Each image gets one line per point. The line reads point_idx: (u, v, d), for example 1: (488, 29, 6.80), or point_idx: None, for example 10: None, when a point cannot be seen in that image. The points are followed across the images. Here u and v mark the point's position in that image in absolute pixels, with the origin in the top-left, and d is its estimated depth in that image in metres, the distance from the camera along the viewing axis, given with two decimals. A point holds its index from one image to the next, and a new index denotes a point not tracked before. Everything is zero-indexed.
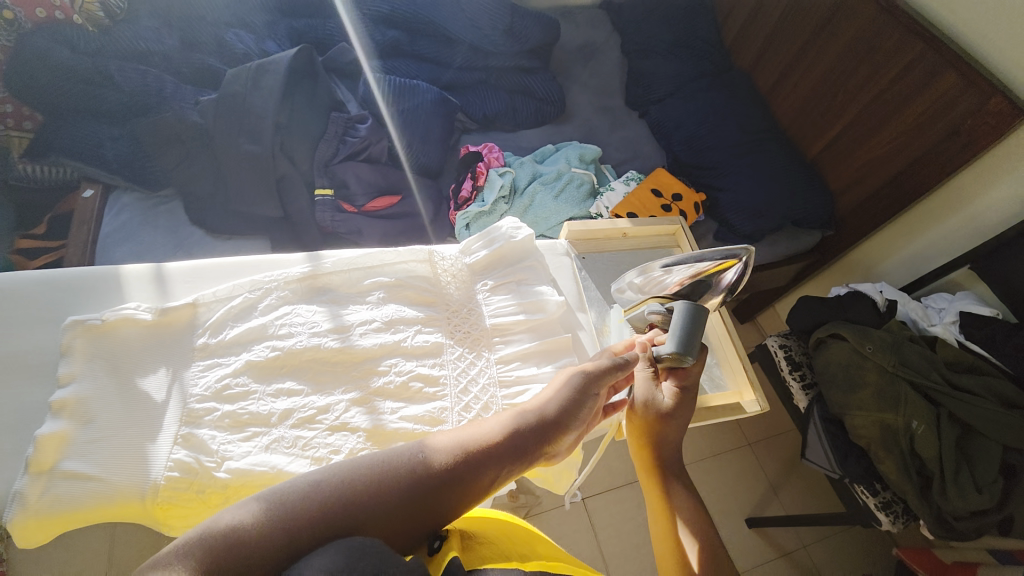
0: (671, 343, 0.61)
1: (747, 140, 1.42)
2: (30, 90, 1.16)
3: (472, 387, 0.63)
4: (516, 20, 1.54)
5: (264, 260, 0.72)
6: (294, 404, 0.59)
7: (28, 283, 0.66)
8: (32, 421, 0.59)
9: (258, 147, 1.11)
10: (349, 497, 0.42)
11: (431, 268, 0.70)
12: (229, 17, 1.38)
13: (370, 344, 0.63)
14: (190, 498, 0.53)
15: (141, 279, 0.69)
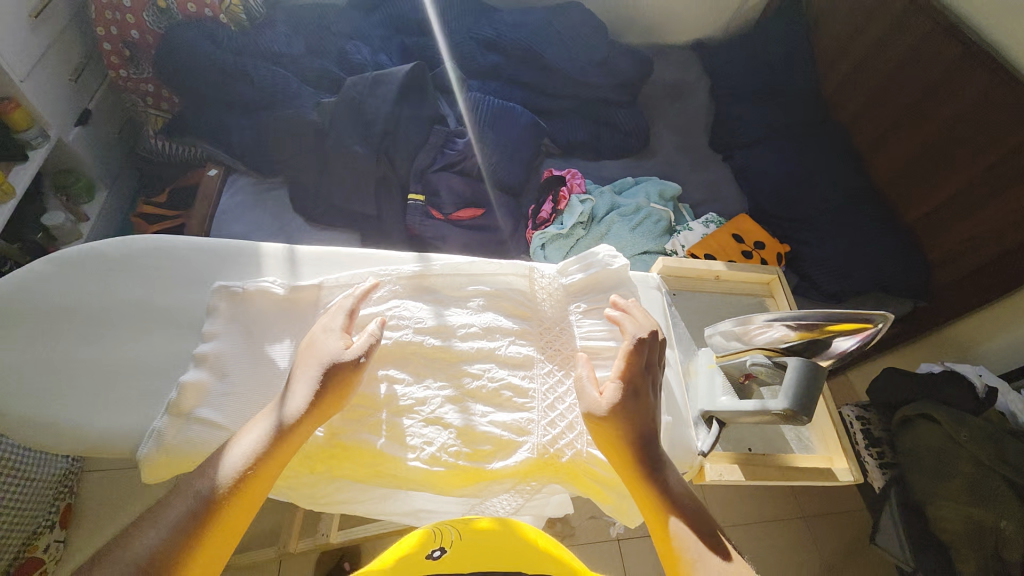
0: (783, 399, 0.58)
1: (838, 197, 1.37)
2: (179, 79, 1.32)
3: (561, 405, 0.64)
4: (613, 55, 1.58)
5: (369, 254, 0.75)
6: (396, 391, 0.61)
7: (171, 241, 0.70)
8: (151, 370, 0.63)
9: (366, 150, 1.21)
10: (219, 489, 0.50)
11: (529, 283, 0.72)
12: (350, 29, 1.51)
13: (468, 347, 0.65)
14: (300, 461, 0.58)
15: (276, 257, 0.72)
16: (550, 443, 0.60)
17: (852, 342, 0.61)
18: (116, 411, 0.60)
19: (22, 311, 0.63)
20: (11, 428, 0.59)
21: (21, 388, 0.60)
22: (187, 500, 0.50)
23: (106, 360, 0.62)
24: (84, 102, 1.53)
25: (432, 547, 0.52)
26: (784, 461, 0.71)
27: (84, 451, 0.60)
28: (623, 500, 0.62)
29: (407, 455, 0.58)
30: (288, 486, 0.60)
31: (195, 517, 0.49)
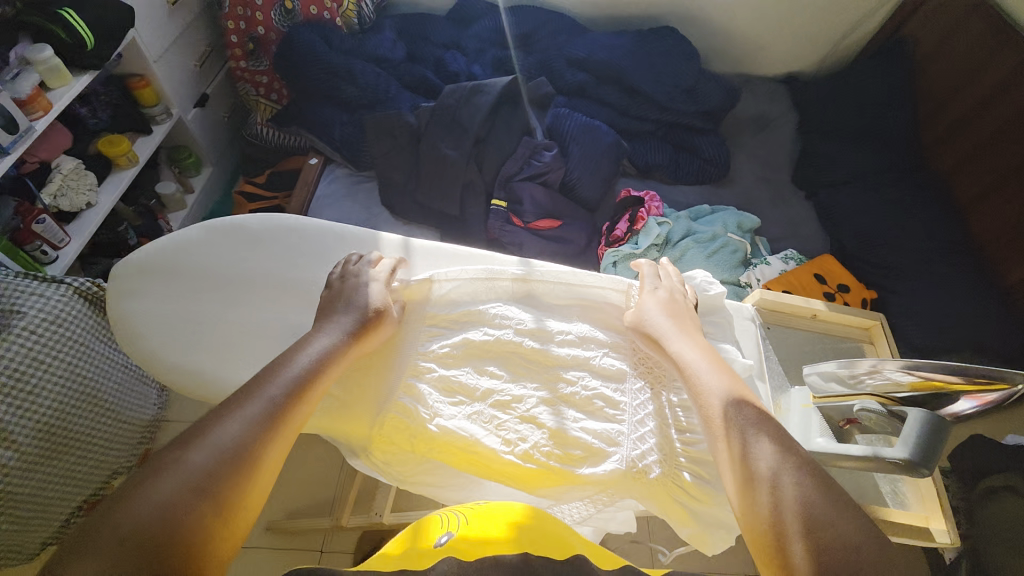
0: (902, 449, 0.56)
1: (932, 249, 1.31)
2: (293, 73, 1.44)
3: (647, 425, 0.65)
4: (702, 82, 1.57)
5: (477, 254, 0.81)
6: (495, 385, 0.67)
7: (311, 225, 0.79)
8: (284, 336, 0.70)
9: (457, 154, 1.27)
10: (266, 415, 0.54)
11: (625, 298, 0.75)
12: (448, 40, 1.59)
13: (564, 353, 0.69)
14: (402, 439, 0.64)
15: (393, 247, 0.80)
16: (631, 458, 0.63)
17: (975, 405, 0.57)
18: (244, 370, 0.68)
19: (180, 270, 0.73)
20: (160, 371, 0.68)
21: (173, 337, 0.69)
22: (261, 402, 0.55)
23: (247, 322, 0.71)
24: (204, 87, 1.65)
25: (440, 536, 0.55)
26: (875, 512, 0.73)
27: (215, 401, 0.68)
28: (704, 525, 0.63)
29: (501, 448, 0.63)
30: (385, 459, 0.66)
31: (270, 415, 0.54)
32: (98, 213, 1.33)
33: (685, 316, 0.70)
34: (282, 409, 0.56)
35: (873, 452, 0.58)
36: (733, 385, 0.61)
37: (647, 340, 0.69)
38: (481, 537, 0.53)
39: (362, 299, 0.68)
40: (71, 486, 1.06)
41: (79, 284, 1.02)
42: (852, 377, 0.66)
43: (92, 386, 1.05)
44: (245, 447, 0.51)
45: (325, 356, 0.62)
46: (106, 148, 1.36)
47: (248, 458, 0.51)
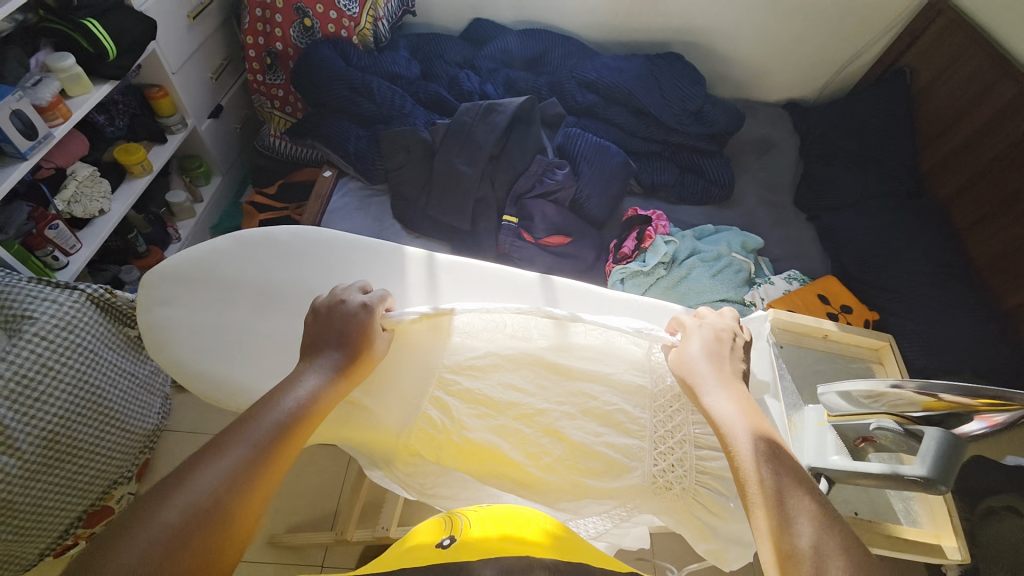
0: (921, 467, 0.57)
1: (932, 272, 1.34)
2: (310, 88, 1.47)
3: (668, 440, 0.67)
4: (707, 106, 1.62)
5: (502, 272, 0.84)
6: (518, 398, 0.69)
7: (342, 239, 0.82)
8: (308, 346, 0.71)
9: (471, 170, 1.30)
10: (248, 460, 0.49)
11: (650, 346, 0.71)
12: (461, 60, 1.63)
13: (586, 368, 0.71)
14: (429, 449, 0.67)
15: (417, 261, 0.83)
16: (650, 472, 0.65)
17: (985, 427, 0.60)
18: (271, 379, 0.69)
19: (211, 279, 0.75)
20: (188, 378, 0.69)
21: (200, 345, 0.70)
22: (243, 447, 0.50)
23: (274, 332, 0.72)
24: (219, 98, 1.68)
25: (443, 537, 0.54)
26: (891, 531, 0.75)
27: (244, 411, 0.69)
28: (722, 541, 0.65)
29: (524, 459, 0.67)
30: (407, 470, 0.69)
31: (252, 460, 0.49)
32: (110, 220, 1.34)
33: (721, 365, 0.64)
34: (267, 453, 0.50)
35: (894, 471, 0.59)
36: (767, 436, 0.56)
37: (683, 384, 0.64)
38: (520, 538, 0.53)
39: (347, 329, 0.62)
40: (71, 496, 1.01)
41: (92, 291, 1.02)
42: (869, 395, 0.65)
43: (98, 393, 1.02)
44: (225, 499, 0.46)
45: (315, 395, 0.56)
46: (122, 156, 1.38)
47: (228, 511, 0.46)
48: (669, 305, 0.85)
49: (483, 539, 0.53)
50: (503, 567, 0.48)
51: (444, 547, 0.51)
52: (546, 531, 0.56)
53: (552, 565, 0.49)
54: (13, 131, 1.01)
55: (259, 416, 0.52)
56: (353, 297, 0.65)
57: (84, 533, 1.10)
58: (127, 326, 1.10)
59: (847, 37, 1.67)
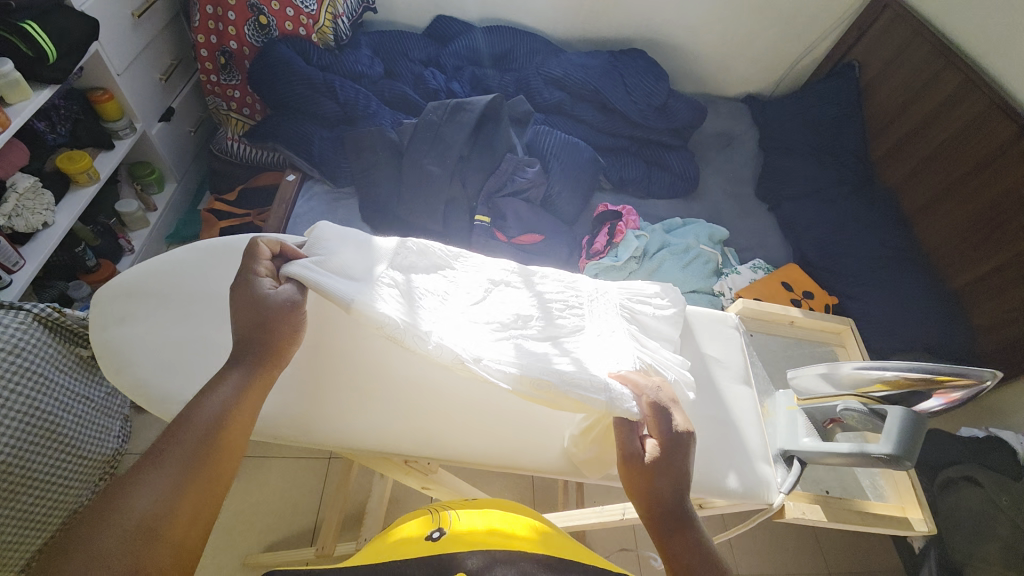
0: (886, 445, 0.61)
1: (883, 255, 1.42)
2: (269, 88, 1.41)
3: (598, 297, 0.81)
4: (671, 101, 1.65)
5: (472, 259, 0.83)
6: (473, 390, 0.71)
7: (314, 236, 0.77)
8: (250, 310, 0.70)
9: (440, 169, 1.29)
10: (172, 471, 0.47)
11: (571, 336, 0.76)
12: (426, 59, 1.61)
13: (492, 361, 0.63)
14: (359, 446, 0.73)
15: None
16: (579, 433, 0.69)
17: (943, 404, 0.64)
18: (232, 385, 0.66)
19: (168, 292, 0.69)
20: (152, 402, 0.63)
21: (162, 363, 0.64)
22: (171, 461, 0.47)
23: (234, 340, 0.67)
24: (169, 100, 1.59)
25: (432, 530, 0.54)
26: (861, 506, 0.78)
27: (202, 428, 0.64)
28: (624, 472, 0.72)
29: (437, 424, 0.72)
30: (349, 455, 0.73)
31: (186, 476, 0.47)
32: (56, 233, 1.25)
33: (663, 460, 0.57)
34: (193, 477, 0.47)
35: (862, 449, 0.63)
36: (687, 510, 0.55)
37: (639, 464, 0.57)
38: (508, 532, 0.53)
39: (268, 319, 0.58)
40: (29, 530, 0.96)
41: (39, 310, 0.94)
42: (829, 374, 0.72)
43: (50, 419, 0.95)
44: (159, 522, 0.44)
45: (239, 392, 0.54)
46: (64, 164, 1.28)
47: (162, 535, 0.44)
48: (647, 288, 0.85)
49: (479, 529, 0.53)
50: (494, 555, 0.48)
51: (434, 538, 0.52)
52: (530, 522, 0.58)
53: (538, 555, 0.49)
54: None
55: (178, 430, 0.49)
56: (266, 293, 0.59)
57: None
58: (79, 346, 1.03)
59: (799, 33, 1.74)
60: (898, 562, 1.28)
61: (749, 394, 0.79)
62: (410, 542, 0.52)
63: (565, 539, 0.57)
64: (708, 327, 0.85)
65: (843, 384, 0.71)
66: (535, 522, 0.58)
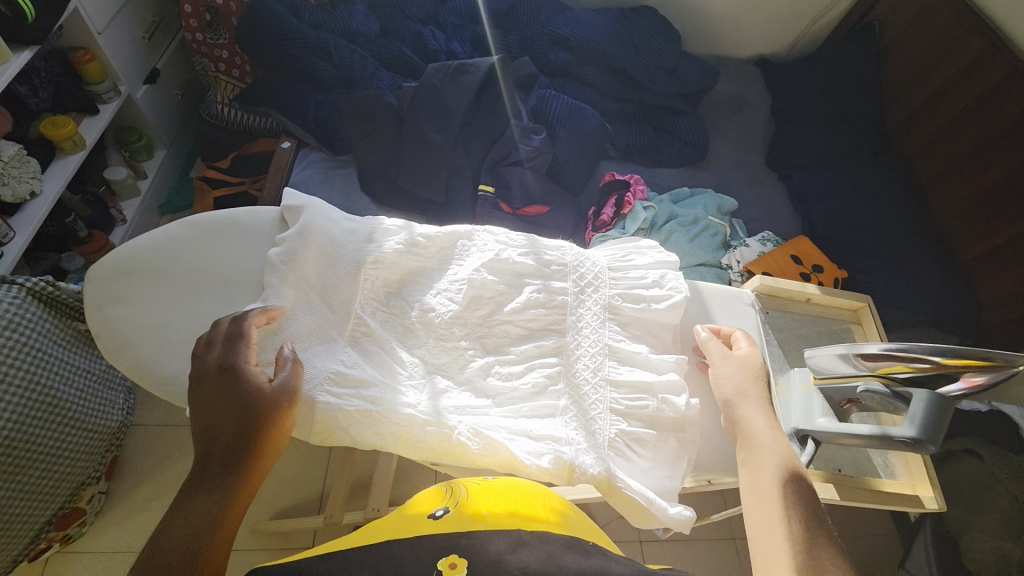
0: (909, 427, 0.62)
1: (895, 227, 1.39)
2: (259, 47, 1.33)
3: (586, 289, 0.76)
4: (682, 63, 1.58)
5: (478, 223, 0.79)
6: (489, 362, 0.70)
7: (316, 204, 0.72)
8: (248, 283, 0.67)
9: (443, 137, 1.24)
10: (192, 550, 0.47)
11: (563, 356, 0.71)
12: (424, 15, 1.51)
13: (457, 422, 0.63)
14: None
15: (394, 230, 0.74)
16: (593, 419, 0.66)
17: (964, 389, 0.62)
18: None
19: (166, 270, 0.66)
20: (152, 384, 0.61)
21: (162, 343, 0.62)
22: (180, 545, 0.47)
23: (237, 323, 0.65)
24: (153, 61, 1.50)
25: (436, 509, 0.54)
26: (872, 485, 0.79)
27: None
28: None
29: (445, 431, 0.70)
30: None
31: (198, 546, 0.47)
32: (43, 203, 1.20)
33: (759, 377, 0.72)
34: (182, 549, 0.47)
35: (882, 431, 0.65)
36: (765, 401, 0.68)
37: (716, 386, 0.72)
38: (515, 511, 0.53)
39: (241, 393, 0.53)
40: (36, 503, 0.97)
41: (31, 284, 0.91)
42: (848, 356, 0.70)
43: (52, 394, 0.94)
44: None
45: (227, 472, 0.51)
46: (50, 131, 1.22)
47: None
48: (667, 259, 0.81)
49: (491, 509, 0.53)
50: (515, 536, 0.47)
51: (436, 516, 0.51)
52: (546, 505, 0.57)
53: (552, 537, 0.49)
54: None
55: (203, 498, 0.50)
56: (252, 367, 0.55)
57: (56, 535, 1.07)
58: (77, 320, 1.01)
59: None
60: (892, 528, 1.32)
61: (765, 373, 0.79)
62: (410, 525, 0.50)
63: (584, 526, 0.57)
64: (723, 304, 0.84)
65: (865, 364, 0.69)
66: (550, 503, 0.58)
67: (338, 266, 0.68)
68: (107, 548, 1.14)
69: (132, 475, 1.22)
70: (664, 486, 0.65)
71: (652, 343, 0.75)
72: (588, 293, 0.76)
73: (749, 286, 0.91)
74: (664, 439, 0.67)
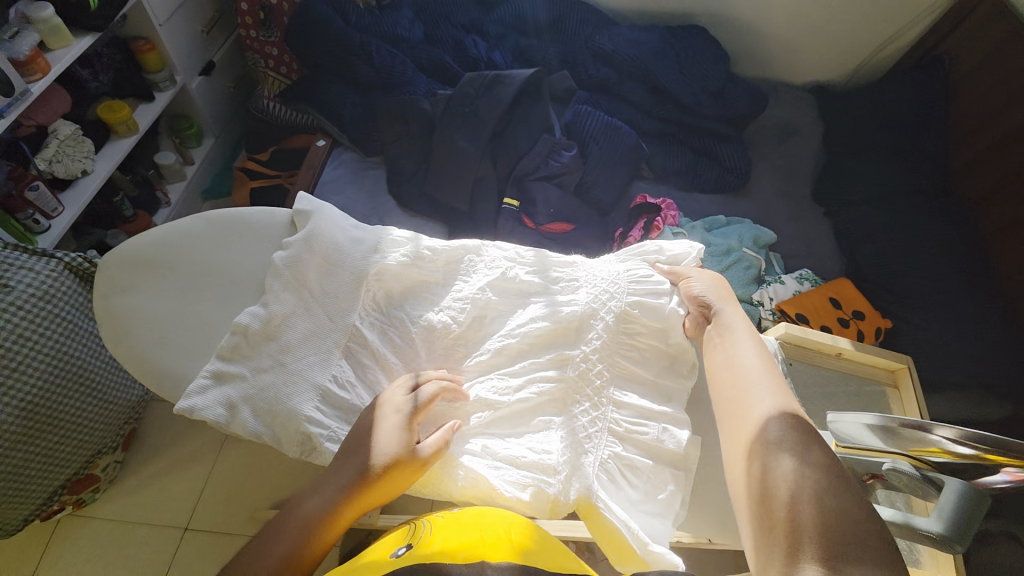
0: (937, 520, 0.56)
1: (949, 279, 1.28)
2: (304, 47, 1.37)
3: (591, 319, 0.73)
4: (729, 86, 1.51)
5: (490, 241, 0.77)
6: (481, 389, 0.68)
7: (327, 212, 0.72)
8: (251, 287, 0.68)
9: (472, 147, 1.23)
10: (296, 543, 0.56)
11: (561, 389, 0.67)
12: (469, 24, 1.51)
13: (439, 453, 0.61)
14: None
15: (401, 242, 0.73)
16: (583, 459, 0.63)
17: (1008, 481, 0.57)
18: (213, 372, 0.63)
19: (173, 264, 0.68)
20: (147, 377, 0.63)
21: (161, 337, 0.64)
22: (287, 535, 0.56)
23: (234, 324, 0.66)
24: (209, 54, 1.56)
25: (397, 548, 0.52)
26: None
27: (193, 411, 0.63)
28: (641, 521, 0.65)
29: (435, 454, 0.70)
30: None
31: (298, 543, 0.56)
32: (94, 180, 1.26)
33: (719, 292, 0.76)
34: (284, 536, 0.56)
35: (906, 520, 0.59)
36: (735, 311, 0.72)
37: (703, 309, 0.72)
38: (478, 539, 0.51)
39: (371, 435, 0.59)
40: (50, 468, 1.00)
41: (71, 259, 0.97)
42: (878, 429, 0.63)
43: (77, 366, 0.98)
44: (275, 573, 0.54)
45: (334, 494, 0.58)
46: (108, 115, 1.30)
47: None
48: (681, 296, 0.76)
49: (451, 540, 0.51)
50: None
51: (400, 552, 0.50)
52: (512, 525, 0.55)
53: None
54: None
55: (314, 501, 0.58)
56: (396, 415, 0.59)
57: (69, 498, 1.11)
58: None
59: (884, 18, 1.54)
60: None
61: None
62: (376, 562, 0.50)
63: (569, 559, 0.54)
64: None
65: (894, 440, 0.63)
66: (516, 522, 0.55)
67: (339, 283, 0.68)
68: (113, 518, 1.18)
69: (147, 448, 1.26)
70: (654, 529, 0.61)
71: (656, 385, 0.71)
72: (592, 326, 0.72)
73: (773, 333, 0.86)
74: (658, 491, 0.63)
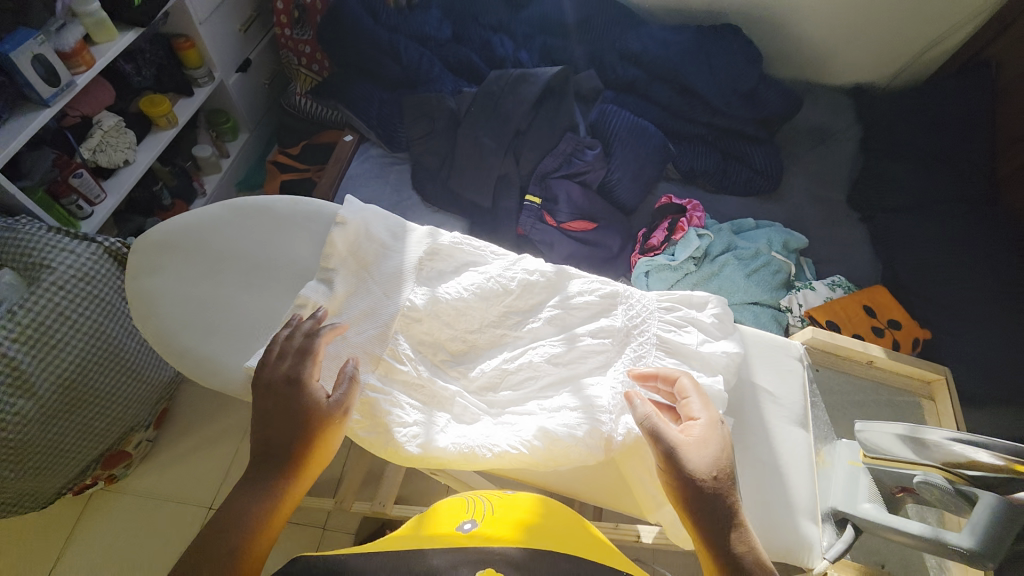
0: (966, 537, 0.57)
1: (993, 290, 1.21)
2: (335, 45, 1.40)
3: (608, 315, 0.73)
4: (761, 87, 1.47)
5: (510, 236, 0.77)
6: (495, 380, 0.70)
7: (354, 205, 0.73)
8: (278, 273, 0.70)
9: (495, 144, 1.24)
10: (244, 539, 0.53)
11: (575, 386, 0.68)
12: (496, 23, 1.51)
13: (449, 446, 0.62)
14: None
15: (421, 236, 0.73)
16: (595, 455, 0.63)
17: None
18: (236, 353, 0.65)
19: (201, 248, 0.71)
20: (171, 354, 0.65)
21: (186, 317, 0.66)
22: (232, 537, 0.53)
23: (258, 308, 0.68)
24: (246, 52, 1.62)
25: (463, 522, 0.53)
26: None
27: (212, 390, 0.65)
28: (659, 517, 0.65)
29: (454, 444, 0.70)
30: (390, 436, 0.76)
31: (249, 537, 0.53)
32: (135, 170, 1.32)
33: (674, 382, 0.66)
34: (231, 535, 0.53)
35: (938, 535, 0.59)
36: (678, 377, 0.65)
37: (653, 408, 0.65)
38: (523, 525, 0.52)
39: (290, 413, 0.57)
40: (88, 441, 1.05)
41: (110, 244, 1.01)
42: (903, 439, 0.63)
43: (116, 344, 1.02)
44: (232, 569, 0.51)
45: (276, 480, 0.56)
46: (147, 108, 1.35)
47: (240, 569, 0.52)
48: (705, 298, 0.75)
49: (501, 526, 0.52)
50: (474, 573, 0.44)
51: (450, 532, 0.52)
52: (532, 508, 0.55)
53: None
54: (37, 78, 0.98)
55: (250, 498, 0.55)
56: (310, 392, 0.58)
57: (101, 473, 1.16)
58: None
59: (929, 19, 1.47)
60: None
61: (805, 438, 0.71)
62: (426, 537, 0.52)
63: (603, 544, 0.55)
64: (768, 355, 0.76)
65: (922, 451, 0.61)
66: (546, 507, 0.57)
67: (366, 277, 0.69)
68: (141, 493, 1.23)
69: (176, 427, 1.31)
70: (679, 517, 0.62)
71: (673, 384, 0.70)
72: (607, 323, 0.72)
73: (799, 338, 0.83)
74: None
